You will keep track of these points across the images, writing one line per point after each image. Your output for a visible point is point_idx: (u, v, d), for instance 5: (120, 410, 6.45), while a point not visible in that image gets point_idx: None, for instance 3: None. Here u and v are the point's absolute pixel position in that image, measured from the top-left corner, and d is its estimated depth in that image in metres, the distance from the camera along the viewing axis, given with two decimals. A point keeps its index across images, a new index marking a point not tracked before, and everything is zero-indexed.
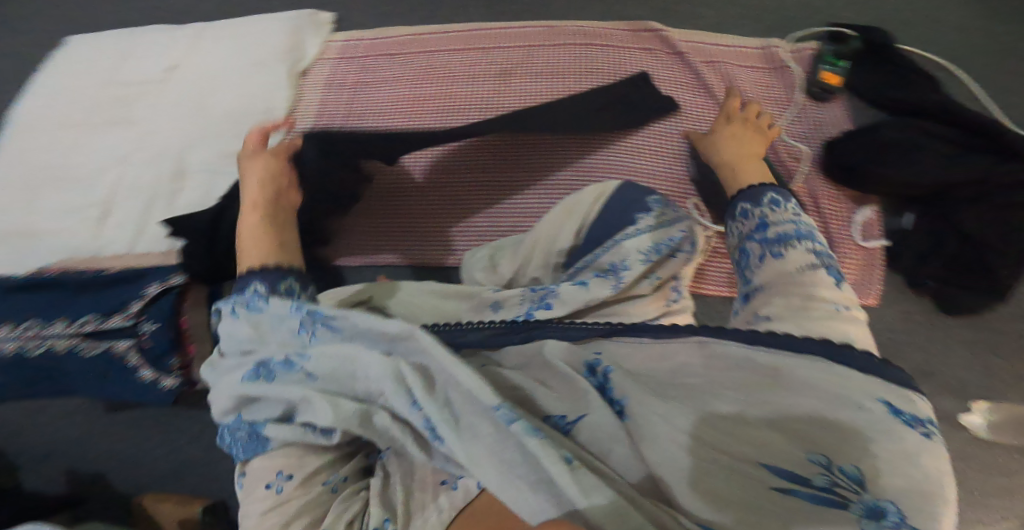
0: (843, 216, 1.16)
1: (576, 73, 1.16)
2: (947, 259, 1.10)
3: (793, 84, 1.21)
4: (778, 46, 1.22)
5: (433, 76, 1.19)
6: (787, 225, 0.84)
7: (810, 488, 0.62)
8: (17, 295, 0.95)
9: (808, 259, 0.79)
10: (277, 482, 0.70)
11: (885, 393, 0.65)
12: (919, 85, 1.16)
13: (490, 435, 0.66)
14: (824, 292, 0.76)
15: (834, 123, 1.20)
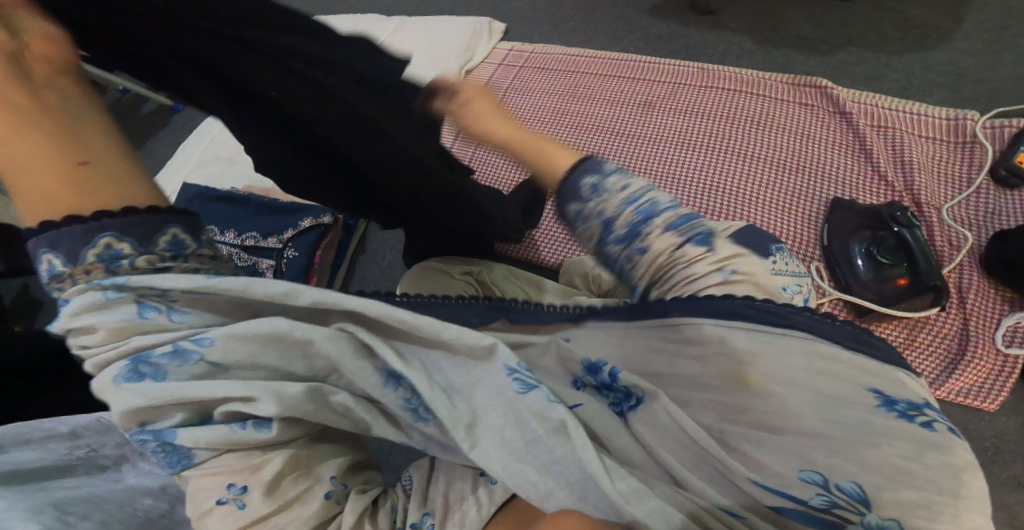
0: (990, 316, 1.05)
1: (722, 116, 1.19)
2: None
3: (978, 164, 1.09)
4: (972, 120, 1.11)
5: (585, 96, 1.27)
6: (628, 209, 0.66)
7: (804, 509, 0.55)
8: (217, 204, 1.26)
9: (671, 239, 0.65)
10: (235, 494, 0.56)
11: (875, 381, 0.57)
12: None
13: (502, 416, 0.61)
14: (700, 267, 0.64)
15: (1016, 213, 1.05)
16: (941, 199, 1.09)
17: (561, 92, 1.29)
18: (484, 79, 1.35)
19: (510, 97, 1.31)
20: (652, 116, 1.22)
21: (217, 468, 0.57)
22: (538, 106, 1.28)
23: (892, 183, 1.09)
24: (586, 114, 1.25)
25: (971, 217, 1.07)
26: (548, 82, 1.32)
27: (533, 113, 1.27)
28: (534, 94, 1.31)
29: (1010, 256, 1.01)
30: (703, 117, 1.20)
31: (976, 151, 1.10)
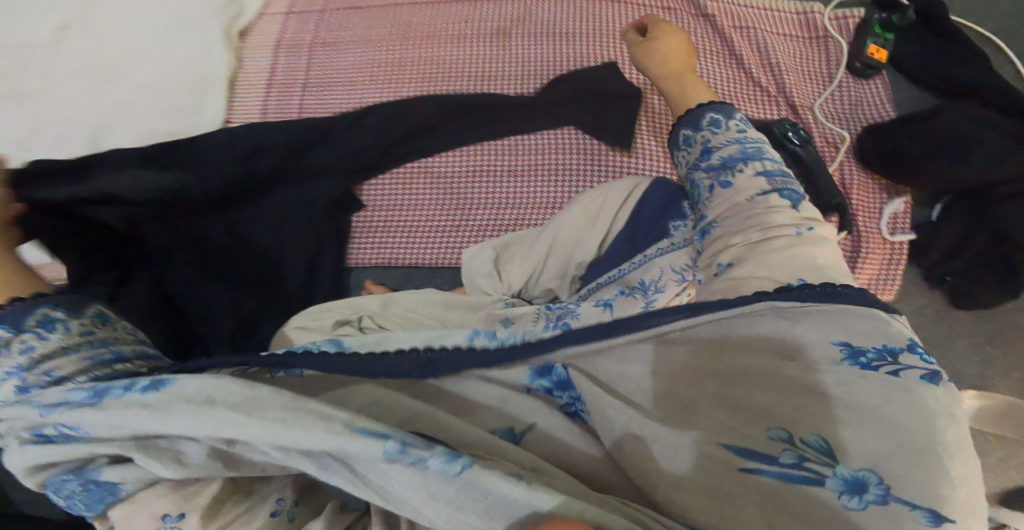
0: (874, 207, 1.04)
1: (585, 36, 1.01)
2: (969, 257, 1.02)
3: (835, 58, 1.05)
4: (819, 12, 1.06)
5: (415, 34, 1.02)
6: (728, 144, 0.67)
7: (779, 467, 0.48)
8: None
9: (758, 185, 0.63)
10: (168, 527, 0.50)
11: (898, 339, 0.51)
12: (975, 64, 1.00)
13: (405, 474, 0.47)
14: (779, 219, 0.60)
15: (878, 106, 1.04)
16: (813, 99, 1.03)
17: (379, 36, 1.02)
18: (265, 37, 1.03)
19: (314, 56, 1.02)
20: (502, 50, 1.00)
21: (143, 508, 0.50)
22: (355, 58, 1.02)
23: (766, 87, 1.02)
24: (422, 62, 1.00)
25: (841, 113, 1.04)
26: (362, 23, 1.04)
27: (349, 71, 1.01)
28: (344, 45, 1.03)
29: (886, 149, 1.00)
30: (560, 40, 1.01)
31: (831, 46, 1.05)
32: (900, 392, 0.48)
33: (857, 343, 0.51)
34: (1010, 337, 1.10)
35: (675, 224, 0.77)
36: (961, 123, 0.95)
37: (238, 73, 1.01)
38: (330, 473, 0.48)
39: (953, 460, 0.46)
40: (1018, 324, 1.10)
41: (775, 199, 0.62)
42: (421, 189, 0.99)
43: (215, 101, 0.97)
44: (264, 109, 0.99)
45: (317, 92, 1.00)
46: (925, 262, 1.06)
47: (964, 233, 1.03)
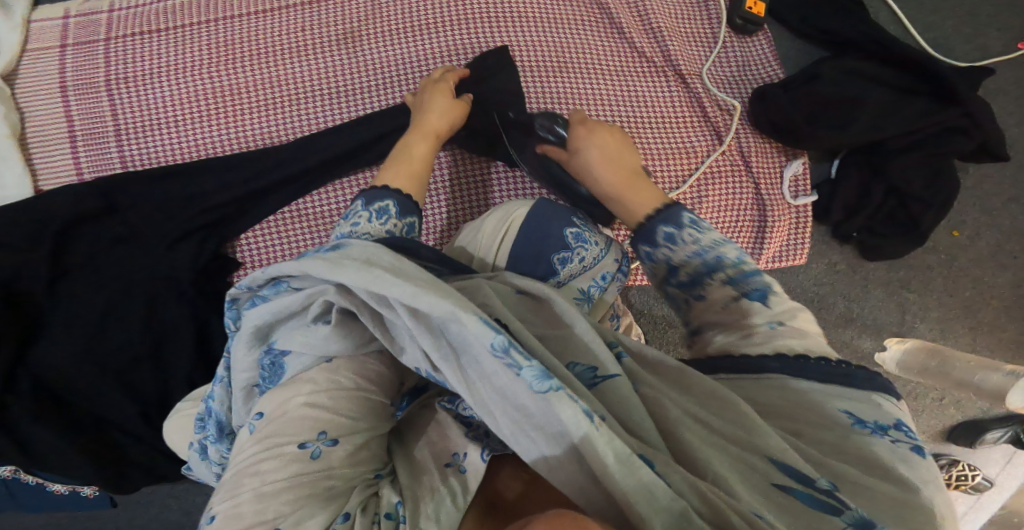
0: (773, 173, 1.03)
1: (446, 29, 0.96)
2: (871, 212, 1.04)
3: (714, 14, 1.04)
4: None
5: (246, 52, 0.93)
6: (688, 260, 0.70)
7: (813, 489, 0.55)
8: (58, 495, 0.94)
9: (727, 293, 0.68)
10: (318, 443, 0.60)
11: (850, 404, 0.61)
12: (856, 17, 1.02)
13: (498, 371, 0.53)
14: (755, 322, 0.66)
15: (765, 63, 1.04)
16: (700, 64, 1.02)
17: (210, 58, 0.92)
18: (45, 75, 0.90)
19: (131, 94, 0.91)
20: (355, 56, 0.94)
21: (299, 391, 0.62)
22: (186, 89, 0.92)
23: (651, 59, 1.00)
24: (264, 83, 0.93)
25: (729, 77, 1.03)
26: (173, 48, 0.92)
27: (174, 107, 0.91)
28: (166, 74, 0.92)
29: (774, 118, 0.99)
30: (420, 35, 0.95)
31: (710, 1, 1.04)
32: (888, 450, 0.58)
33: (863, 416, 0.60)
34: (921, 278, 1.13)
35: (560, 260, 0.79)
36: (840, 81, 0.99)
37: (24, 127, 0.89)
38: (439, 359, 0.55)
39: (936, 500, 0.56)
40: (928, 264, 1.13)
41: (744, 308, 0.67)
42: (298, 236, 0.92)
43: (10, 168, 0.87)
44: (77, 164, 0.90)
45: (145, 136, 0.91)
46: (829, 223, 1.07)
47: (860, 188, 1.04)
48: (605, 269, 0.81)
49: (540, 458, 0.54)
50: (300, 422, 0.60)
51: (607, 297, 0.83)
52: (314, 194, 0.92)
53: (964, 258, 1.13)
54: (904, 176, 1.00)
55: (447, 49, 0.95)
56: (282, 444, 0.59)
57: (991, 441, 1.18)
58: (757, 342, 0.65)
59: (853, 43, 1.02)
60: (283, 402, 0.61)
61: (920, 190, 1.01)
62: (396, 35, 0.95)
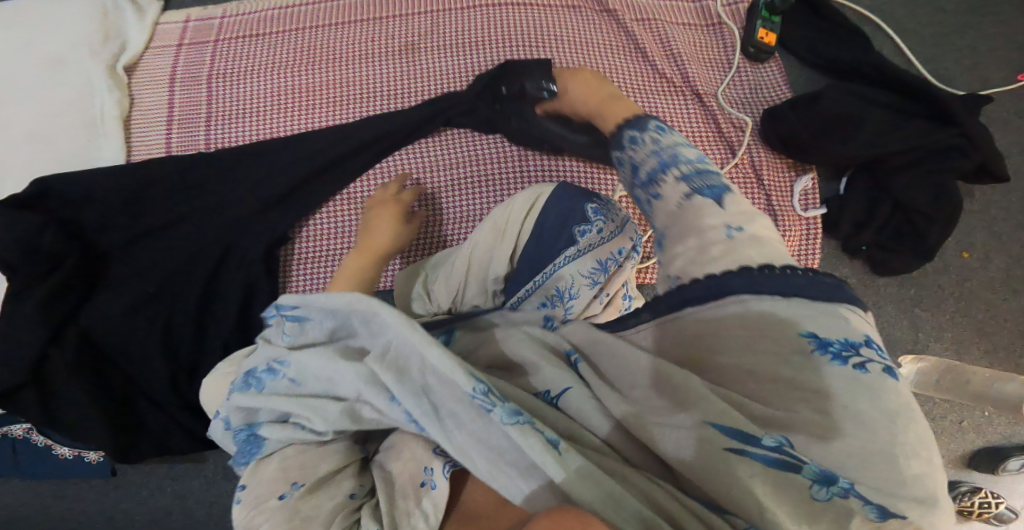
0: (783, 186, 1.10)
1: (492, 44, 1.06)
2: (878, 226, 1.09)
3: (729, 43, 1.13)
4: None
5: (318, 58, 1.05)
6: (648, 159, 0.72)
7: (761, 448, 0.57)
8: (63, 461, 0.98)
9: (680, 189, 0.69)
10: (292, 491, 0.67)
11: (813, 325, 0.60)
12: (859, 47, 1.10)
13: (474, 421, 0.61)
14: (706, 222, 0.66)
15: (776, 86, 1.12)
16: (716, 86, 1.11)
17: (286, 61, 1.05)
18: (158, 71, 1.04)
19: (219, 90, 1.04)
20: (411, 64, 1.05)
21: (278, 459, 0.69)
22: (265, 87, 1.04)
23: (671, 78, 1.09)
24: (329, 84, 1.04)
25: (744, 98, 1.11)
26: (259, 53, 1.05)
27: (256, 100, 1.03)
28: (249, 73, 1.04)
29: (783, 132, 1.07)
30: (469, 50, 1.06)
31: (726, 32, 1.13)
32: (850, 378, 0.58)
33: (820, 334, 0.59)
34: (933, 297, 1.16)
35: (580, 230, 0.87)
36: (849, 102, 1.05)
37: (130, 111, 1.02)
38: (421, 415, 0.62)
39: (896, 433, 0.56)
40: (939, 284, 1.16)
41: (698, 202, 0.67)
42: (345, 215, 1.01)
43: (111, 143, 0.98)
44: (167, 146, 1.01)
45: (226, 124, 1.02)
46: (839, 236, 1.12)
47: (867, 203, 1.10)
48: (623, 243, 0.88)
49: (518, 495, 0.60)
50: (279, 478, 0.68)
51: (624, 272, 0.90)
52: (361, 182, 1.02)
53: (975, 279, 1.16)
54: (908, 190, 1.06)
55: (492, 61, 1.06)
56: (265, 504, 0.66)
57: (1013, 468, 1.18)
58: (717, 255, 0.64)
59: (858, 71, 1.09)
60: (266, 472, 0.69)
61: (925, 204, 1.06)
62: (449, 48, 1.06)
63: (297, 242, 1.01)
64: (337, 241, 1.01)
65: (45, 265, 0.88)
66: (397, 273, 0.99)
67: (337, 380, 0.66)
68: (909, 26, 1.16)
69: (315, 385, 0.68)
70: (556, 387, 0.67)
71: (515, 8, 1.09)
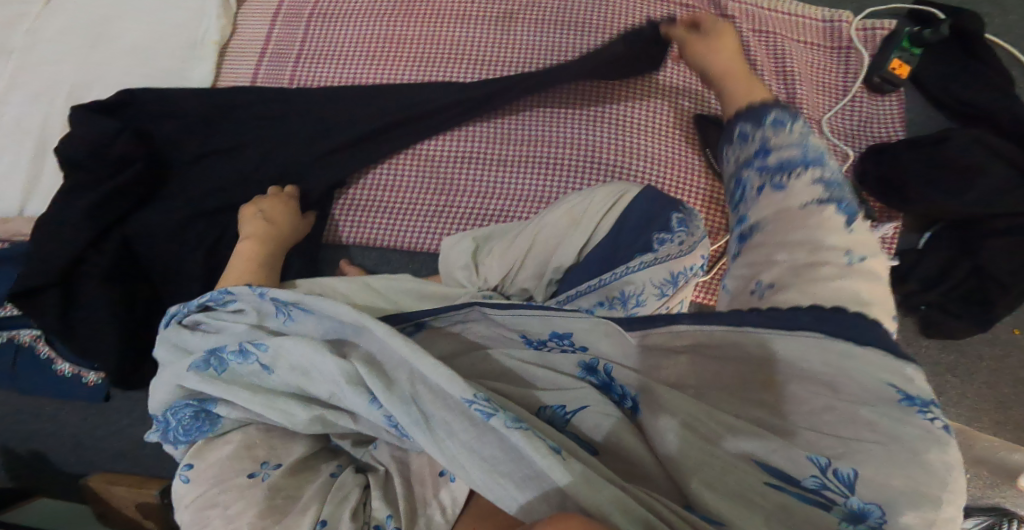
0: None
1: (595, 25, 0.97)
2: (947, 288, 1.01)
3: (854, 70, 1.00)
4: (846, 21, 1.00)
5: (418, 10, 1.01)
6: (789, 147, 0.70)
7: (796, 487, 0.55)
8: (61, 377, 0.98)
9: (815, 191, 0.66)
10: (264, 471, 0.65)
11: (891, 373, 0.55)
12: (1000, 92, 0.94)
13: (476, 430, 0.59)
14: (830, 242, 0.63)
15: (888, 124, 0.99)
16: (822, 113, 0.99)
17: (388, 10, 1.02)
18: (267, 3, 1.05)
19: (317, 30, 1.02)
20: (509, 33, 0.99)
21: (231, 442, 0.67)
22: (360, 32, 1.01)
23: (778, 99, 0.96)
24: (422, 39, 1.00)
25: (849, 130, 1.00)
26: None
27: (348, 43, 1.01)
28: (349, 17, 1.02)
29: (884, 171, 0.96)
30: (572, 29, 0.98)
31: (853, 57, 1.00)
32: (922, 431, 0.53)
33: (907, 388, 0.54)
34: (969, 367, 1.13)
35: (659, 238, 0.76)
36: (970, 150, 0.92)
37: (232, 39, 1.04)
38: (409, 423, 0.60)
39: (947, 481, 0.52)
40: (981, 354, 1.13)
41: (827, 216, 0.65)
42: (407, 173, 0.98)
43: (202, 67, 1.00)
44: (255, 78, 1.02)
45: (314, 64, 1.01)
46: (902, 291, 1.04)
47: (944, 263, 1.02)
48: (697, 260, 0.75)
49: (518, 509, 0.57)
50: (240, 458, 0.66)
51: (687, 289, 0.77)
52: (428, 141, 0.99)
53: (1019, 356, 1.12)
54: (993, 257, 0.97)
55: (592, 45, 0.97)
56: (230, 480, 0.64)
57: None
58: (819, 276, 0.62)
59: (989, 118, 0.95)
60: (213, 455, 0.67)
61: (1004, 275, 0.97)
62: (551, 22, 0.98)
63: (352, 189, 0.98)
64: (392, 190, 0.98)
65: (110, 170, 0.87)
66: (449, 236, 0.89)
67: (317, 375, 0.64)
68: None
69: (285, 379, 0.65)
70: (570, 402, 0.63)
71: None
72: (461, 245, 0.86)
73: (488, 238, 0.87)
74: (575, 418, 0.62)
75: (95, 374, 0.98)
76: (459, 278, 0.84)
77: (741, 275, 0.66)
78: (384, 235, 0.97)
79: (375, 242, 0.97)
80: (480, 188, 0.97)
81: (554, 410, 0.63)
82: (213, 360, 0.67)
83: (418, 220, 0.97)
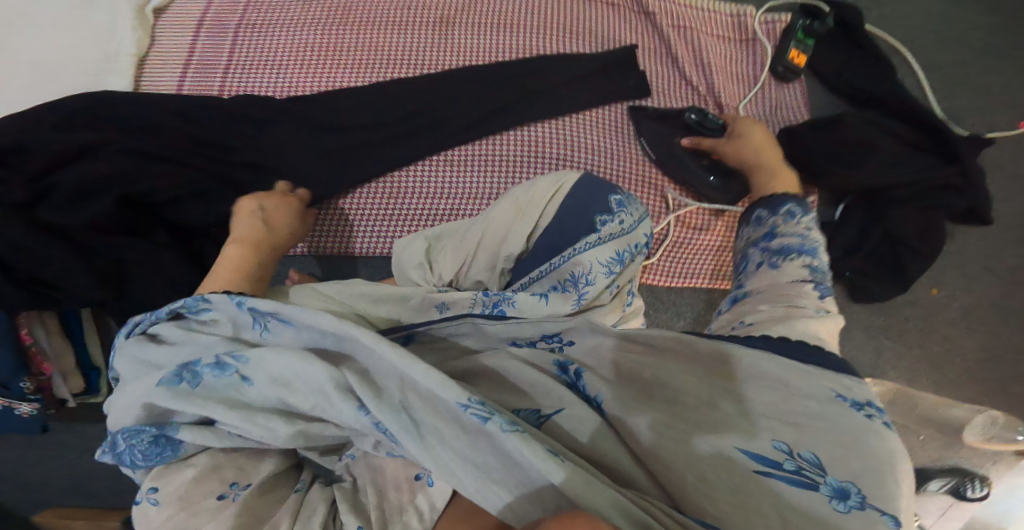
0: None
1: (534, 29, 1.03)
2: (865, 254, 1.10)
3: (760, 60, 1.09)
4: (750, 15, 1.09)
5: (352, 19, 1.02)
6: (790, 234, 0.84)
7: (785, 472, 0.61)
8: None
9: (801, 272, 0.79)
10: (233, 492, 0.68)
11: (832, 382, 0.66)
12: (882, 77, 1.07)
13: (461, 435, 0.63)
14: (802, 299, 0.76)
15: (795, 107, 1.09)
16: (739, 99, 1.07)
17: (321, 19, 1.01)
18: (187, 13, 1.02)
19: (245, 38, 1.00)
20: (447, 39, 1.02)
21: (195, 465, 0.69)
22: (290, 41, 1.00)
23: (697, 87, 1.05)
24: (359, 46, 1.00)
25: (763, 114, 1.08)
26: (293, 5, 1.03)
27: (279, 54, 1.00)
28: (280, 26, 1.01)
29: (797, 153, 1.05)
30: (498, 31, 1.03)
31: (757, 48, 1.09)
32: (866, 424, 0.62)
33: (848, 394, 0.65)
34: (899, 328, 1.21)
35: (601, 220, 0.84)
36: (866, 129, 1.03)
37: (149, 52, 0.99)
38: (399, 430, 0.63)
39: (895, 468, 0.60)
40: (907, 316, 1.21)
41: (806, 287, 0.77)
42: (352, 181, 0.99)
43: (118, 79, 0.96)
44: (180, 86, 0.98)
45: (245, 73, 0.99)
46: (827, 260, 1.12)
47: (858, 231, 1.10)
48: (638, 238, 0.85)
49: (504, 508, 0.62)
50: (208, 480, 0.68)
51: (633, 268, 0.86)
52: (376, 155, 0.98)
53: (941, 316, 1.21)
54: (902, 224, 1.07)
55: (534, 49, 1.02)
56: (201, 503, 0.67)
57: (932, 489, 1.24)
58: (792, 319, 0.73)
59: (878, 100, 1.07)
60: (178, 477, 0.68)
61: (914, 237, 1.08)
62: (488, 27, 1.03)
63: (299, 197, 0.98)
64: (341, 205, 0.99)
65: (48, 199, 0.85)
66: (398, 242, 0.93)
67: (303, 387, 0.66)
68: (932, 61, 1.15)
69: (269, 396, 0.67)
70: (546, 405, 0.67)
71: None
72: (415, 245, 0.90)
73: (440, 240, 0.91)
74: (548, 422, 0.66)
75: (31, 406, 0.97)
76: (414, 277, 0.88)
77: (730, 317, 0.78)
78: (340, 238, 1.00)
79: (336, 248, 1.00)
80: (426, 187, 0.99)
81: (529, 413, 0.66)
82: (191, 375, 0.68)
83: (366, 221, 0.99)
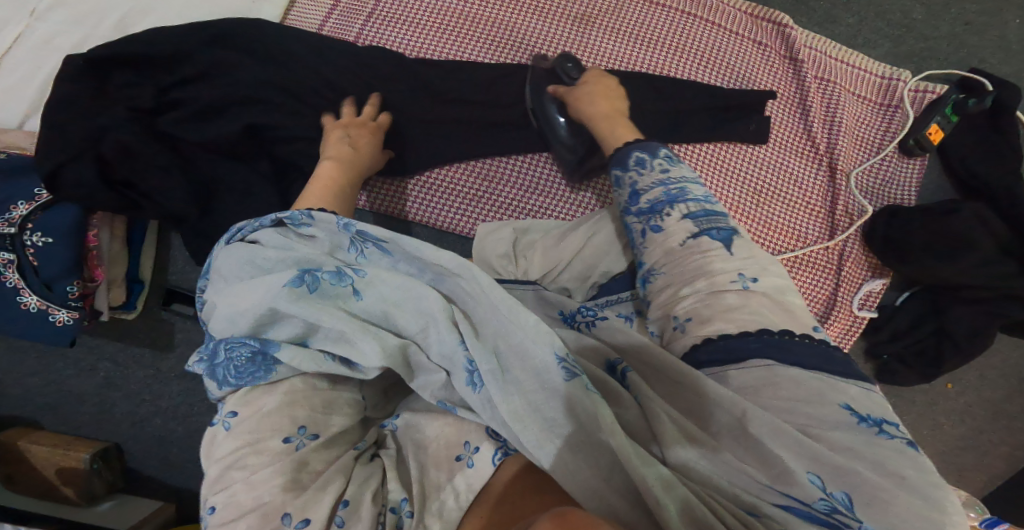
0: (854, 282, 1.07)
1: (674, 51, 1.06)
2: (908, 340, 1.10)
3: (893, 131, 1.08)
4: (903, 81, 1.09)
5: None
6: (654, 186, 0.71)
7: (807, 507, 0.54)
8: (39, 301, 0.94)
9: (687, 227, 0.67)
10: (300, 438, 0.60)
11: (850, 397, 0.57)
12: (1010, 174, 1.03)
13: (547, 388, 0.60)
14: (719, 268, 0.64)
15: (907, 187, 1.08)
16: (855, 165, 1.07)
17: None
18: None
19: None
20: (583, 37, 1.05)
21: (275, 394, 0.61)
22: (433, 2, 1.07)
23: (816, 144, 1.06)
24: (497, 23, 1.06)
25: (871, 187, 1.08)
26: None
27: (423, 12, 1.06)
28: None
29: (891, 233, 1.04)
30: (636, 43, 1.06)
31: (898, 115, 1.08)
32: (895, 448, 0.55)
33: (859, 409, 0.57)
34: (905, 409, 1.24)
35: None
36: (969, 225, 1.00)
37: None
38: (487, 372, 0.60)
39: (946, 502, 0.53)
40: (913, 400, 1.24)
41: (706, 243, 0.66)
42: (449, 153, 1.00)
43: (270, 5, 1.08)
44: (323, 24, 1.07)
45: (386, 24, 1.06)
46: (869, 337, 1.13)
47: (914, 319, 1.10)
48: None
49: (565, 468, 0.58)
50: (281, 414, 0.60)
51: None
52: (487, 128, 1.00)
53: (943, 405, 1.23)
54: (956, 323, 1.05)
55: (670, 71, 1.05)
56: (267, 439, 0.59)
57: None
58: (728, 308, 0.62)
59: (990, 194, 1.03)
60: (259, 405, 0.61)
61: (963, 337, 1.05)
62: (625, 33, 1.06)
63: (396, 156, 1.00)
64: (435, 173, 1.03)
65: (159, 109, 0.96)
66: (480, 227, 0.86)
67: (411, 306, 0.63)
68: None
69: (379, 312, 0.63)
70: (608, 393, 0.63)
71: (715, 28, 1.07)
72: (503, 234, 0.85)
73: (525, 234, 0.86)
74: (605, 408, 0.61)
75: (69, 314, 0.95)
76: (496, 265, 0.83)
77: (660, 311, 0.67)
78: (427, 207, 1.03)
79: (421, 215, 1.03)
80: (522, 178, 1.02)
81: None
82: (306, 277, 0.63)
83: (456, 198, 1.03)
